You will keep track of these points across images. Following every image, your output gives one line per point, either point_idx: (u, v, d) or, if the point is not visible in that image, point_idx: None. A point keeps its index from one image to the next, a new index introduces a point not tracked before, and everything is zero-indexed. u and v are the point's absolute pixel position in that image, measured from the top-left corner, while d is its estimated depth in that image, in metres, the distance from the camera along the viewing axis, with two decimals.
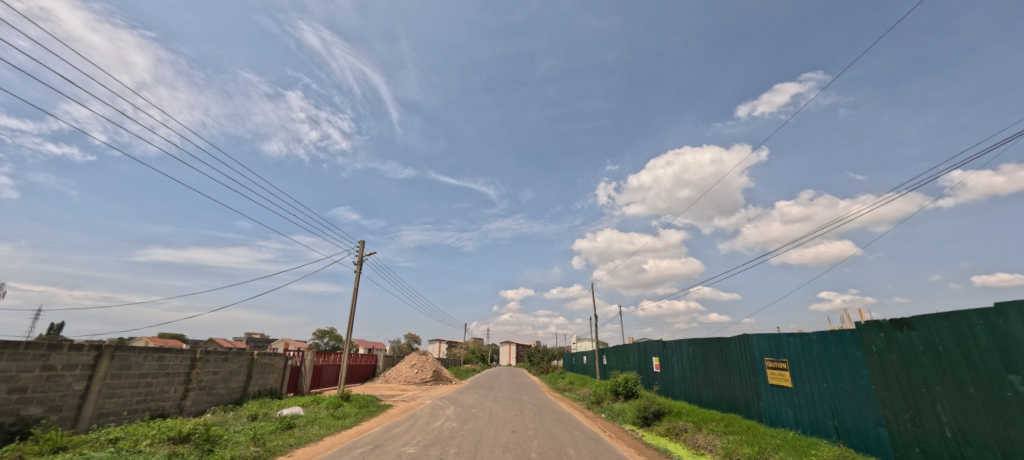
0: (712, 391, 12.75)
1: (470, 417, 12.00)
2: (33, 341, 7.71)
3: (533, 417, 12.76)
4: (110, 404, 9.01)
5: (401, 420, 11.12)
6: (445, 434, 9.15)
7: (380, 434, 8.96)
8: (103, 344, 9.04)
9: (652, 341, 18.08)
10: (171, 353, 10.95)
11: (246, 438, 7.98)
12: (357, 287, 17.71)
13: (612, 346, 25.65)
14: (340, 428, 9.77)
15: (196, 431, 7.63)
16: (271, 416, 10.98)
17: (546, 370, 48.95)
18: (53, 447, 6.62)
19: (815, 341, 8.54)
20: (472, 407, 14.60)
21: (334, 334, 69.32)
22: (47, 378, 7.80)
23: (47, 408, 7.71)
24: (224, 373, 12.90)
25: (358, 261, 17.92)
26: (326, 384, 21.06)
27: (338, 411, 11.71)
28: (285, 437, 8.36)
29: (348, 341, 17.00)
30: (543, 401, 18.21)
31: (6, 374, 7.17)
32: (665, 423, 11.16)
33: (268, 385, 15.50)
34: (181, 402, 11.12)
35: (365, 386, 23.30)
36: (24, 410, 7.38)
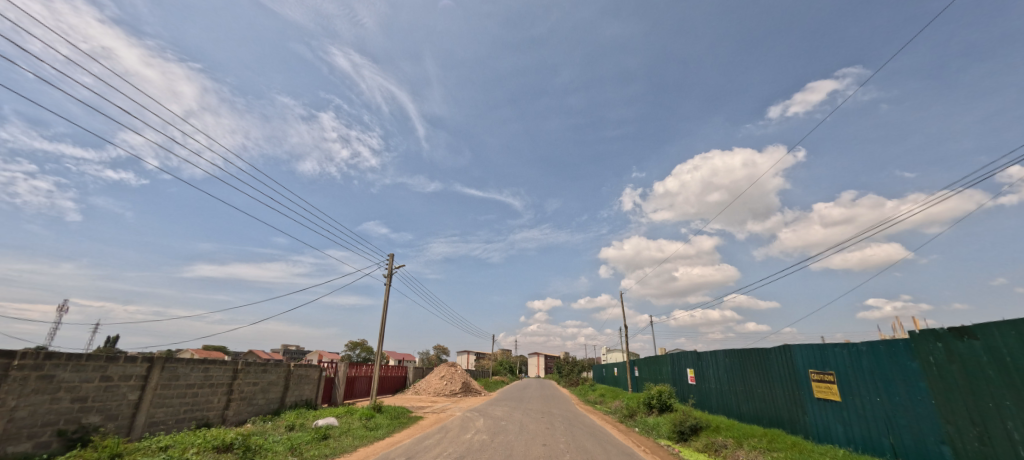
0: (753, 406, 12.08)
1: (502, 430, 11.96)
2: (93, 353, 8.27)
3: (564, 430, 12.47)
4: (160, 413, 9.49)
5: (432, 432, 11.15)
6: (475, 447, 9.10)
7: (412, 446, 9.02)
8: (154, 356, 9.57)
9: (686, 352, 17.43)
10: (216, 365, 11.47)
11: (283, 448, 8.17)
12: (387, 298, 18.02)
13: (645, 356, 24.84)
14: (372, 439, 9.88)
15: (237, 441, 7.86)
16: (307, 426, 11.26)
17: (576, 382, 47.92)
18: (110, 453, 6.99)
19: (864, 351, 8.02)
20: (503, 419, 14.47)
21: (363, 345, 70.97)
22: (105, 388, 8.31)
23: (104, 416, 8.21)
24: (263, 383, 13.37)
25: (387, 274, 18.13)
26: (359, 394, 21.55)
27: (370, 422, 11.87)
28: (321, 448, 8.53)
29: (379, 352, 17.24)
30: (574, 414, 17.75)
31: (69, 384, 7.69)
32: (703, 439, 10.65)
33: (304, 396, 15.97)
34: (225, 412, 11.59)
35: (397, 398, 23.61)
36: (85, 419, 7.89)
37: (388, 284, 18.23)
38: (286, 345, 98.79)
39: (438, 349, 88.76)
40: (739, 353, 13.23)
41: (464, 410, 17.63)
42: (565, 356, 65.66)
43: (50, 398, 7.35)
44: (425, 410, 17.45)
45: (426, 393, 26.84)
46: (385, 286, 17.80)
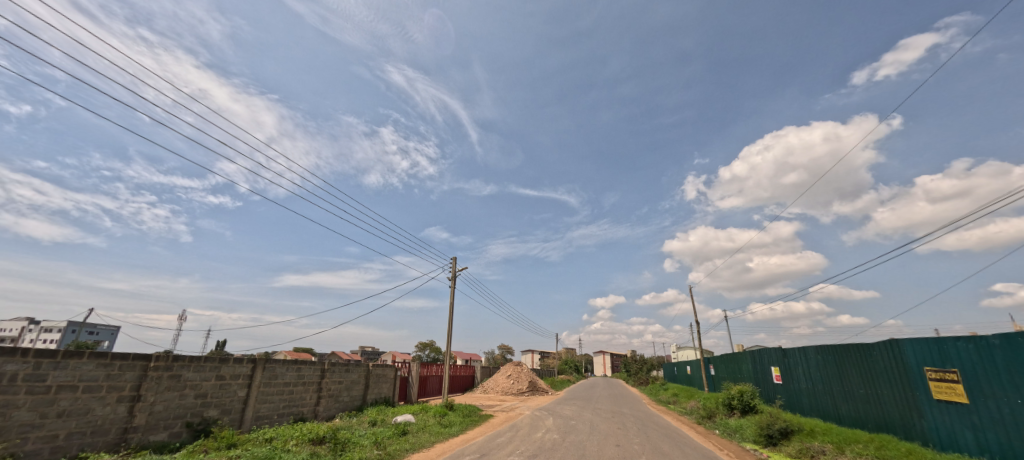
0: (854, 408, 10.80)
1: (572, 429, 11.88)
2: (209, 355, 9.51)
3: (637, 431, 12.10)
4: (264, 408, 10.69)
5: (503, 430, 11.39)
6: (547, 446, 9.14)
7: (485, 443, 9.30)
8: (256, 357, 10.77)
9: (770, 349, 16.05)
10: (307, 365, 12.67)
11: (369, 443, 8.81)
12: (453, 299, 18.71)
13: (721, 354, 23.26)
14: (447, 436, 10.31)
15: (329, 434, 8.60)
16: (388, 422, 12.05)
17: (646, 381, 46.31)
18: (227, 443, 7.99)
19: (998, 346, 6.85)
20: (573, 419, 14.37)
21: (432, 346, 74.79)
22: (220, 385, 9.55)
23: (220, 411, 9.42)
24: (347, 382, 14.53)
25: (452, 277, 18.79)
26: (431, 393, 22.61)
27: (444, 419, 12.41)
28: (402, 442, 9.07)
29: (448, 353, 17.93)
30: (647, 414, 17.13)
31: (192, 382, 8.90)
32: (795, 444, 9.74)
33: (383, 394, 17.11)
34: (316, 408, 12.77)
35: (467, 396, 24.43)
36: (206, 413, 9.10)
37: (453, 287, 18.90)
38: (364, 347, 107.20)
39: (502, 349, 90.21)
40: (834, 349, 11.92)
41: (533, 409, 17.75)
42: (632, 354, 63.89)
43: (179, 395, 8.57)
44: (494, 408, 17.86)
45: (494, 392, 27.47)
46: (450, 288, 18.46)
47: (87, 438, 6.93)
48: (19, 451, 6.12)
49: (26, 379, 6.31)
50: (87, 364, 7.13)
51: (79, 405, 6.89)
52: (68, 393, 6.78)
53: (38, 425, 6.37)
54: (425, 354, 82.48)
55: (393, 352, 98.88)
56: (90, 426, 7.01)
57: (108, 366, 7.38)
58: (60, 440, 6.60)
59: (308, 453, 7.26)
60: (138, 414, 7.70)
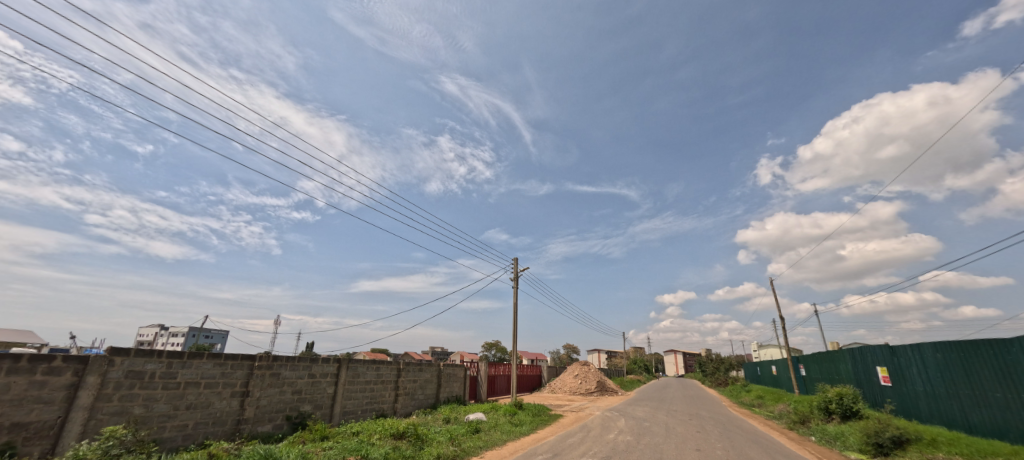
0: (990, 415, 9.20)
1: (647, 431, 11.46)
2: (302, 355, 10.56)
3: (720, 435, 11.36)
4: (350, 405, 11.64)
5: (574, 430, 11.29)
6: (621, 448, 8.90)
7: (557, 443, 9.29)
8: (340, 357, 11.70)
9: (875, 347, 14.20)
10: (385, 365, 13.55)
11: (445, 439, 9.21)
12: (517, 300, 18.95)
13: (813, 353, 20.98)
14: (518, 434, 10.48)
15: (409, 430, 9.07)
16: (461, 419, 12.49)
17: (725, 381, 43.29)
18: (320, 435, 8.80)
19: None
20: (646, 420, 13.89)
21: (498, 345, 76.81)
22: (312, 383, 10.55)
23: (313, 406, 10.42)
24: (421, 381, 15.34)
25: (514, 277, 19.08)
26: (500, 392, 23.09)
27: (515, 418, 12.61)
28: (475, 440, 9.36)
29: (514, 353, 18.20)
30: (728, 418, 16.02)
31: (290, 380, 9.93)
32: (912, 455, 8.54)
33: (454, 392, 17.85)
34: (395, 405, 13.64)
35: (536, 396, 24.57)
36: (302, 407, 10.12)
37: (515, 287, 19.18)
38: (434, 347, 113.16)
39: (567, 348, 89.31)
40: (959, 346, 10.24)
41: (603, 409, 17.37)
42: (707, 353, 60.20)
43: (279, 391, 9.61)
44: (562, 408, 17.76)
45: (562, 391, 27.41)
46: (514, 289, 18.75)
47: (209, 427, 8.04)
48: (160, 437, 7.28)
49: (162, 376, 7.45)
50: (206, 363, 8.24)
51: (202, 399, 7.99)
52: (193, 388, 7.90)
53: (173, 415, 7.52)
54: (491, 354, 84.77)
55: (461, 353, 103.14)
56: (211, 418, 8.11)
57: (222, 365, 8.49)
58: (189, 429, 7.73)
59: (391, 447, 7.72)
60: (248, 408, 8.77)
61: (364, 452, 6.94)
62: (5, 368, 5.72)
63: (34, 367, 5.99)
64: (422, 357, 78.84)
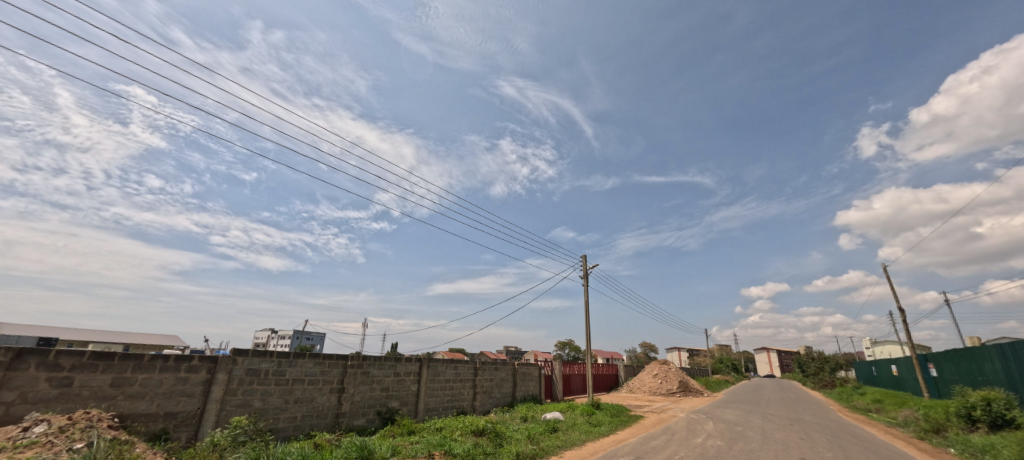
0: None
1: (739, 436, 10.62)
2: (388, 355, 11.39)
3: (829, 443, 10.14)
4: (432, 402, 12.36)
5: (657, 433, 10.84)
6: (711, 453, 8.34)
7: (638, 445, 8.97)
8: (421, 356, 12.36)
9: None
10: (463, 364, 14.11)
11: (523, 437, 9.35)
12: (589, 298, 18.62)
13: (948, 350, 17.82)
14: (597, 435, 10.32)
15: (487, 427, 9.36)
16: (538, 418, 12.65)
17: (831, 383, 38.53)
18: (406, 430, 9.42)
19: None
20: (738, 424, 12.87)
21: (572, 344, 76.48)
22: (398, 381, 11.33)
23: (399, 402, 11.21)
24: (497, 379, 15.77)
25: (583, 275, 18.86)
26: (576, 391, 22.97)
27: (593, 419, 12.45)
28: (553, 439, 9.37)
29: (588, 352, 17.97)
30: (836, 423, 14.23)
31: (379, 378, 10.77)
32: None
33: (530, 391, 18.12)
34: (474, 403, 14.23)
35: (613, 396, 24.02)
36: (390, 404, 10.94)
37: (586, 285, 18.89)
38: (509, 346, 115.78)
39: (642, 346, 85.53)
40: None
41: (688, 411, 16.42)
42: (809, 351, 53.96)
43: (369, 388, 10.46)
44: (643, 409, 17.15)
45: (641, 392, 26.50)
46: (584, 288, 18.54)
47: (313, 419, 9.02)
48: (276, 427, 8.34)
49: (274, 374, 8.49)
50: (308, 362, 9.22)
51: (306, 394, 8.97)
52: (299, 384, 8.90)
53: (285, 408, 8.55)
54: (566, 353, 84.63)
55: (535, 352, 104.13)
56: (315, 411, 9.10)
57: (322, 364, 9.45)
58: (298, 420, 8.73)
59: (472, 443, 8.04)
60: (344, 403, 9.68)
61: (447, 447, 7.29)
62: (159, 365, 6.93)
63: (179, 365, 7.17)
64: (498, 356, 81.12)
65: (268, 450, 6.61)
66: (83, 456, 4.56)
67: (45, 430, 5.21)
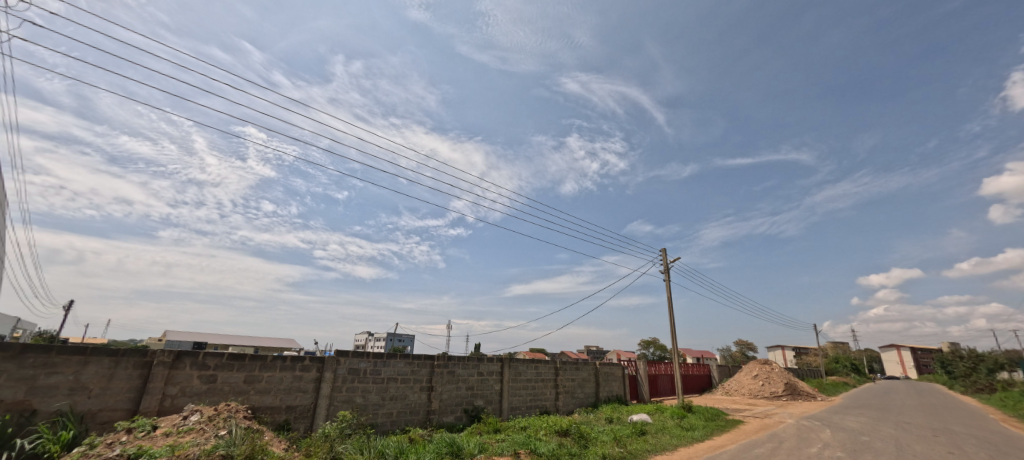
0: None
1: (868, 448, 9.23)
2: (471, 355, 11.86)
3: None
4: (516, 401, 12.63)
5: (761, 440, 9.87)
6: None
7: (741, 453, 8.27)
8: (502, 356, 12.66)
9: None
10: (543, 364, 14.18)
11: (609, 439, 9.12)
12: (671, 293, 17.58)
13: None
14: (691, 440, 9.70)
15: (572, 428, 9.29)
16: (624, 420, 12.27)
17: (991, 385, 31.72)
18: (492, 428, 9.74)
19: None
20: (863, 433, 11.20)
21: (656, 343, 72.99)
22: (482, 380, 11.74)
23: (484, 400, 11.62)
24: (579, 379, 15.60)
25: (664, 270, 17.91)
26: (664, 393, 21.84)
27: (685, 422, 11.71)
28: (642, 442, 9.01)
29: (675, 350, 16.97)
30: (1001, 436, 11.63)
31: (464, 377, 11.28)
32: None
33: (614, 392, 17.65)
34: (557, 403, 14.27)
35: (707, 398, 22.40)
36: (475, 402, 11.39)
37: (668, 280, 17.87)
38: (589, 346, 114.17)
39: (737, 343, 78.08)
40: None
41: (797, 417, 14.64)
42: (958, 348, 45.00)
43: (455, 386, 10.99)
44: (742, 413, 15.74)
45: (739, 395, 24.38)
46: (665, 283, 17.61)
47: (407, 415, 9.73)
48: (375, 421, 9.15)
49: (371, 373, 9.30)
50: (399, 362, 9.94)
51: (399, 392, 9.70)
52: (393, 382, 9.65)
53: (382, 404, 9.34)
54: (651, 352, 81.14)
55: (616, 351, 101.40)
56: (408, 408, 9.80)
57: (412, 364, 10.14)
58: (394, 416, 9.47)
59: (557, 444, 8.03)
60: (434, 400, 10.30)
61: (533, 447, 7.37)
62: (278, 365, 7.96)
63: (294, 364, 8.17)
64: (578, 355, 80.67)
65: (370, 442, 7.28)
66: (226, 441, 5.42)
67: (199, 418, 6.29)
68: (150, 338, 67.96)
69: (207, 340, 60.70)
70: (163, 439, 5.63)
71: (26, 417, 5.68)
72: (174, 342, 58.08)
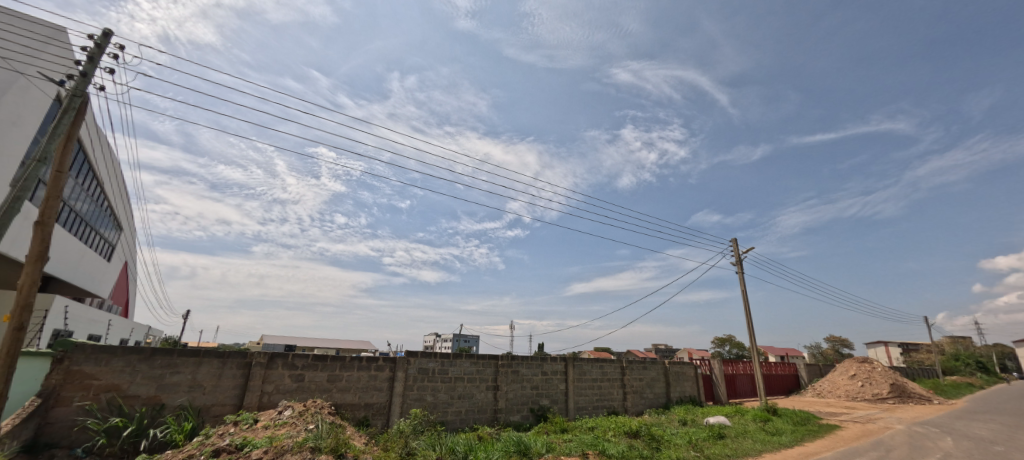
0: None
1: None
2: (535, 355, 11.93)
3: None
4: (582, 400, 12.50)
5: (864, 448, 8.84)
6: None
7: None
8: (566, 356, 12.58)
9: None
10: (609, 363, 13.88)
11: (684, 442, 8.69)
12: (746, 286, 16.36)
13: None
14: (778, 446, 8.94)
15: (642, 430, 8.99)
16: (700, 422, 11.61)
17: None
18: (559, 428, 9.72)
19: None
20: (998, 443, 9.57)
21: (731, 340, 68.10)
22: (546, 379, 11.76)
23: (550, 400, 11.63)
24: (647, 379, 15.03)
25: (737, 262, 16.73)
26: (743, 394, 20.33)
27: (769, 426, 10.81)
28: (721, 447, 8.48)
29: (754, 349, 15.74)
30: None
31: (529, 377, 11.38)
32: None
33: (687, 392, 16.78)
34: (625, 403, 13.89)
35: (793, 401, 20.51)
36: (541, 401, 11.44)
37: (741, 273, 16.67)
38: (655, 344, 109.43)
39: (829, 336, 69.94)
40: None
41: (909, 423, 12.83)
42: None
43: (521, 386, 11.12)
44: (838, 417, 14.18)
45: (834, 396, 22.01)
46: (738, 276, 16.45)
47: (476, 414, 10.03)
48: (446, 419, 9.54)
49: (439, 372, 9.71)
50: (465, 362, 10.24)
51: (467, 391, 10.02)
52: (461, 382, 9.99)
53: (451, 403, 9.71)
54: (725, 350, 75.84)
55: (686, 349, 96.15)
56: (476, 407, 10.10)
57: (477, 363, 10.42)
58: (462, 414, 9.81)
59: (626, 445, 7.81)
60: (500, 400, 10.50)
61: (601, 448, 7.23)
62: (357, 365, 8.60)
63: (370, 364, 8.77)
64: (646, 354, 77.73)
65: (442, 439, 7.60)
66: (314, 434, 5.96)
67: (291, 413, 6.98)
68: (250, 342, 76.90)
69: (297, 342, 67.36)
70: (263, 431, 6.32)
71: (157, 410, 6.69)
72: (270, 345, 65.25)
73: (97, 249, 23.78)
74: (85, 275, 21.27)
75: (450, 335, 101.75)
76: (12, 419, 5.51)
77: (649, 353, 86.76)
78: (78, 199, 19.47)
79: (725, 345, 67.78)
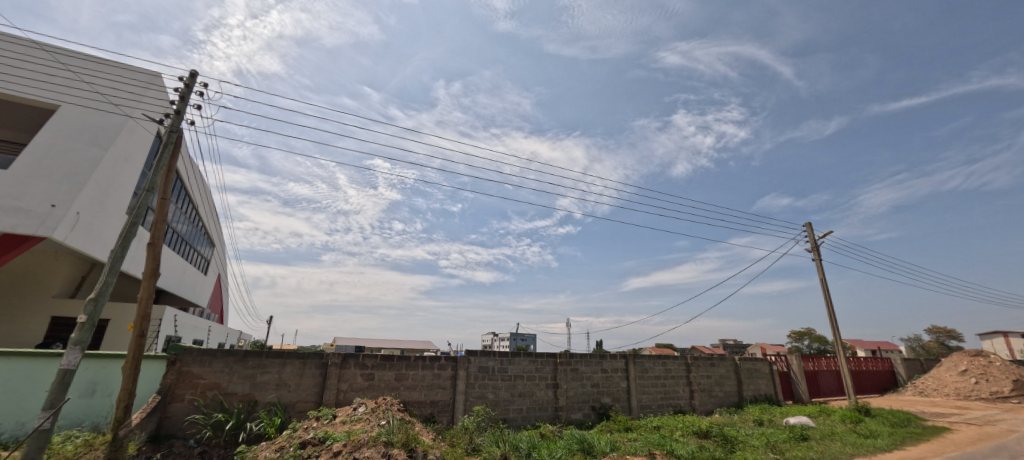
0: None
1: None
2: (593, 352, 11.75)
3: None
4: (646, 399, 12.12)
5: (984, 454, 7.73)
6: None
7: None
8: (626, 353, 12.26)
9: None
10: (672, 360, 13.31)
11: (761, 444, 8.13)
12: (824, 275, 14.95)
13: None
14: (873, 450, 8.08)
15: (713, 430, 8.55)
16: (778, 423, 10.78)
17: None
18: (624, 426, 9.52)
19: None
20: None
21: (810, 334, 62.29)
22: (606, 377, 11.55)
23: (612, 398, 11.41)
24: (716, 376, 14.22)
25: (811, 248, 15.33)
26: (827, 392, 18.56)
27: (861, 427, 9.79)
28: (805, 449, 7.84)
29: (837, 342, 14.33)
30: None
31: (590, 374, 11.25)
32: None
33: (761, 390, 15.66)
34: (692, 402, 13.26)
35: (888, 400, 18.40)
36: (603, 399, 11.26)
37: (819, 261, 15.21)
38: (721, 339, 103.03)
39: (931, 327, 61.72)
40: None
41: None
42: None
43: (581, 384, 11.02)
44: (947, 419, 12.48)
45: (940, 395, 19.41)
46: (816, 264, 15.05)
47: (537, 412, 10.10)
48: (508, 416, 9.71)
49: (499, 370, 9.89)
50: (524, 360, 10.34)
51: (527, 389, 10.11)
52: (521, 380, 10.10)
53: (512, 400, 9.86)
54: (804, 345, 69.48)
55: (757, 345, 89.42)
56: (537, 405, 10.16)
57: (535, 361, 10.48)
58: (524, 412, 9.93)
59: (696, 446, 7.46)
60: (561, 397, 10.48)
61: (669, 448, 6.97)
62: (421, 364, 9.01)
63: (433, 363, 9.15)
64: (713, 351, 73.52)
65: (506, 436, 7.75)
66: (386, 430, 6.35)
67: (365, 410, 7.48)
68: (326, 344, 83.41)
69: (365, 344, 71.81)
70: (342, 425, 6.85)
71: (251, 405, 7.48)
72: (343, 346, 70.31)
73: (196, 264, 27.02)
74: (187, 287, 24.26)
75: (506, 334, 103.29)
76: (139, 413, 6.45)
77: (716, 350, 81.84)
78: (179, 221, 22.31)
79: (804, 340, 62.09)
